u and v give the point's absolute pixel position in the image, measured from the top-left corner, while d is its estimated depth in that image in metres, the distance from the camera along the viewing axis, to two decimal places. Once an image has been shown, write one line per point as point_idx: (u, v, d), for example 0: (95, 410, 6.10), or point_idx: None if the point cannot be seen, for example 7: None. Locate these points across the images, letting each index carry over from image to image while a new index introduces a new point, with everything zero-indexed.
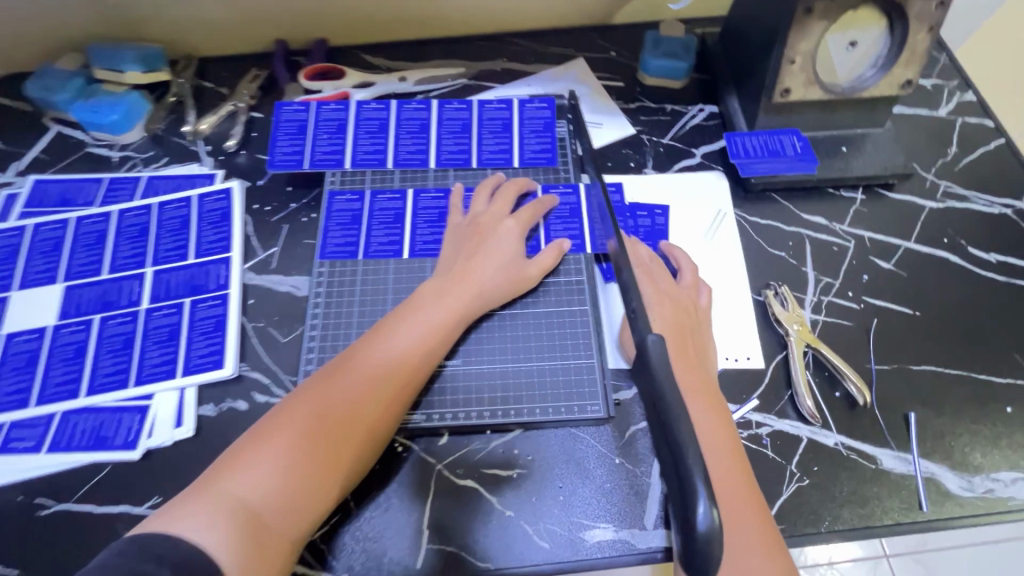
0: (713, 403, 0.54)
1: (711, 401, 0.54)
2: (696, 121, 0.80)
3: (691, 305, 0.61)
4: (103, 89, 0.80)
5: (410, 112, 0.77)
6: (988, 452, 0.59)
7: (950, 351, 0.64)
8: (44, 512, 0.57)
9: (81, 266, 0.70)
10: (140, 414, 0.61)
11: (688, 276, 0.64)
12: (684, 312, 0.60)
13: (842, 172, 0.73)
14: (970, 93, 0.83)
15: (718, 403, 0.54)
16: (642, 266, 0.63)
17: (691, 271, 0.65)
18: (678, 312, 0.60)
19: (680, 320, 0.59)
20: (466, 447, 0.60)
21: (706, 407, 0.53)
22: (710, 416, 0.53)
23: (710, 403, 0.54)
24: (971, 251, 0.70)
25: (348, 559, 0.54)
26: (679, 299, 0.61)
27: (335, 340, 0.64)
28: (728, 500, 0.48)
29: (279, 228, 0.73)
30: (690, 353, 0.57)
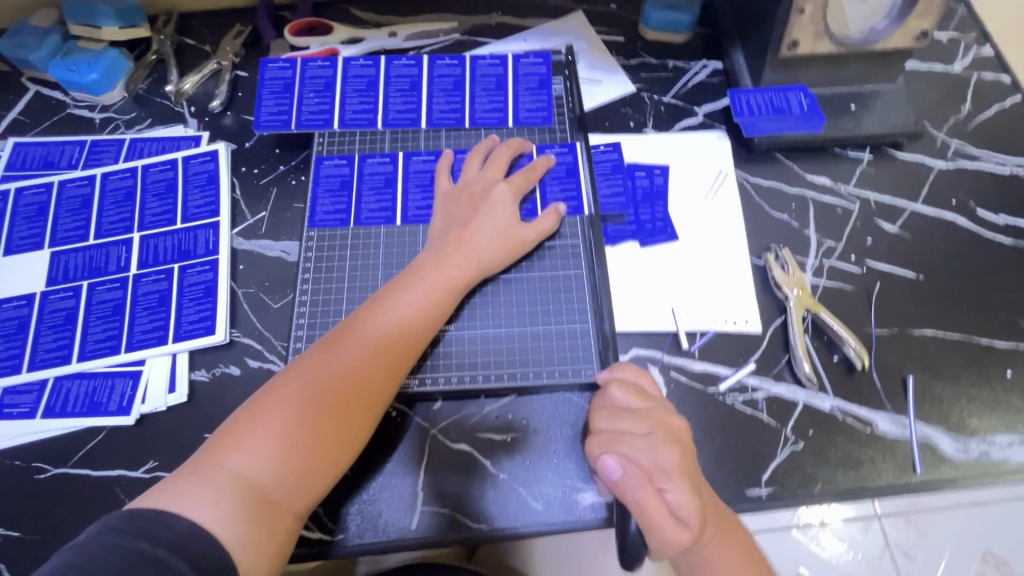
0: (683, 506, 0.47)
1: (681, 505, 0.47)
2: (699, 78, 0.77)
3: (634, 434, 0.51)
4: (80, 46, 0.77)
5: (400, 69, 0.74)
6: (985, 417, 0.58)
7: (952, 316, 0.63)
8: (41, 475, 0.57)
9: (66, 231, 0.68)
10: (133, 380, 0.61)
11: (636, 399, 0.53)
12: (673, 440, 0.51)
13: (850, 130, 0.70)
14: (988, 46, 0.79)
15: (693, 510, 0.47)
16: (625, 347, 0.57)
17: (621, 390, 0.53)
18: (654, 453, 0.49)
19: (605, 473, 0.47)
20: (459, 412, 0.59)
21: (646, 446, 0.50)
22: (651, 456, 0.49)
23: (679, 496, 0.48)
24: (979, 213, 0.68)
25: (346, 521, 0.55)
26: (664, 445, 0.50)
27: (325, 306, 0.63)
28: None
29: (268, 192, 0.71)
30: (670, 476, 0.48)
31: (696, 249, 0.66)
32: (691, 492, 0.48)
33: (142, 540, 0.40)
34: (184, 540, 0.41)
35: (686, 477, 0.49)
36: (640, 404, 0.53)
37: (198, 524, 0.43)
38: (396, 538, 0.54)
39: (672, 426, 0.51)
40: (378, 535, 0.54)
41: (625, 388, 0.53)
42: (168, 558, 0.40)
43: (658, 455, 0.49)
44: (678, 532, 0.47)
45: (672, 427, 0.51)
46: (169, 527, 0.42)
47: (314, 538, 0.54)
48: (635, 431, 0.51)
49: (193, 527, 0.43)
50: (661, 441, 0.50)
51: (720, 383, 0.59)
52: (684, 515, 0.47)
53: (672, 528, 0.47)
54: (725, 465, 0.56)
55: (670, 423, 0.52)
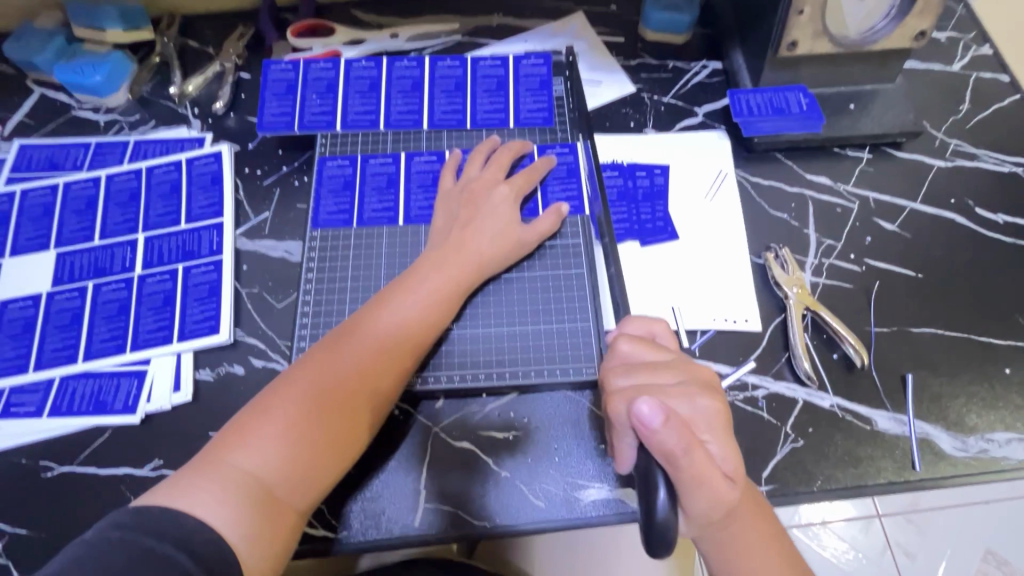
0: (726, 459, 0.47)
1: (725, 458, 0.47)
2: (699, 78, 0.77)
3: (665, 384, 0.49)
4: (84, 49, 0.77)
5: (401, 70, 0.75)
6: (984, 414, 0.59)
7: (951, 314, 0.63)
8: (48, 474, 0.58)
9: (72, 232, 0.69)
10: (138, 379, 0.61)
11: (654, 352, 0.52)
12: (706, 387, 0.50)
13: (850, 130, 0.71)
14: (987, 46, 0.79)
15: (734, 459, 0.48)
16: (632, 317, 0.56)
17: (634, 344, 0.52)
18: (690, 403, 0.48)
19: (655, 426, 0.43)
20: (460, 411, 0.60)
21: (688, 396, 0.49)
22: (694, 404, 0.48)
23: (721, 449, 0.47)
24: (978, 212, 0.69)
25: (348, 518, 0.55)
26: (696, 394, 0.49)
27: (328, 305, 0.63)
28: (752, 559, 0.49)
29: (271, 192, 0.72)
30: (710, 429, 0.48)
31: (696, 249, 0.66)
32: (731, 443, 0.48)
33: (147, 535, 0.40)
34: (188, 535, 0.42)
35: (721, 426, 0.48)
36: (659, 355, 0.52)
37: (204, 519, 0.43)
38: (398, 535, 0.55)
39: (699, 375, 0.51)
40: (381, 532, 0.55)
41: (637, 341, 0.53)
42: (174, 553, 0.40)
43: (695, 405, 0.48)
44: (721, 482, 0.45)
45: (699, 376, 0.51)
46: (175, 523, 0.42)
47: (317, 535, 0.54)
48: (664, 382, 0.50)
49: (198, 523, 0.43)
50: (693, 389, 0.49)
51: (721, 381, 0.60)
52: (728, 468, 0.47)
53: (723, 484, 0.45)
54: None
55: (697, 371, 0.51)
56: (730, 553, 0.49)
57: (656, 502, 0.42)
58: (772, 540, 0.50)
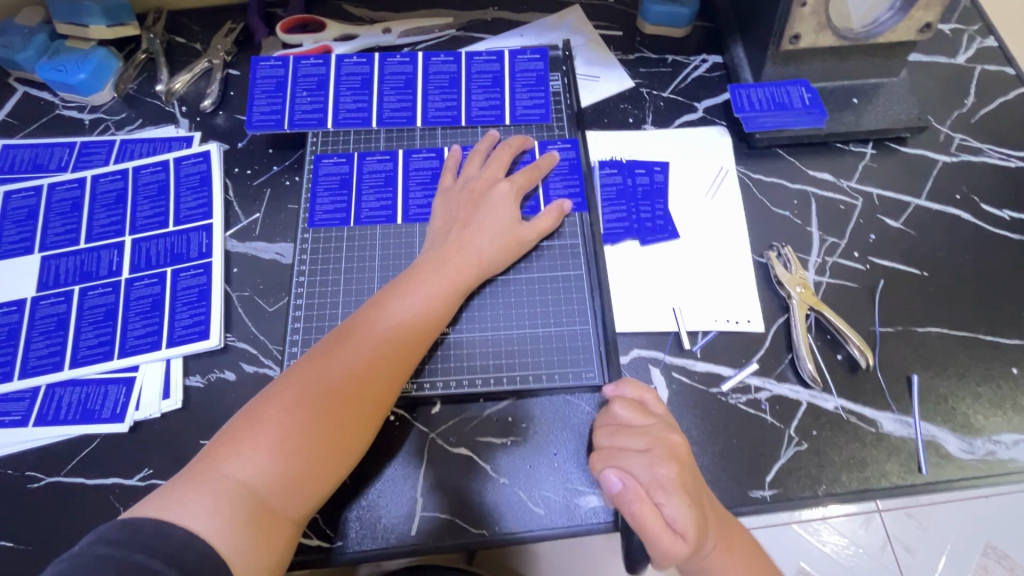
0: (678, 520, 0.47)
1: (677, 520, 0.47)
2: (699, 73, 0.76)
3: (631, 450, 0.50)
4: (68, 46, 0.75)
5: (394, 66, 0.73)
6: (991, 415, 0.57)
7: (957, 313, 0.62)
8: (35, 485, 0.57)
9: (57, 235, 0.67)
10: (126, 387, 0.60)
11: (637, 414, 0.53)
12: (672, 457, 0.50)
13: (853, 125, 0.69)
14: (991, 38, 0.78)
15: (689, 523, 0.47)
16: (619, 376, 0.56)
17: (625, 407, 0.53)
18: (650, 470, 0.49)
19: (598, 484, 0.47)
20: (458, 415, 0.59)
21: (644, 461, 0.49)
22: (651, 471, 0.49)
23: (677, 512, 0.47)
24: (983, 208, 0.67)
25: (345, 527, 0.54)
26: (660, 462, 0.49)
27: (322, 309, 0.62)
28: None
29: (261, 193, 0.70)
30: (668, 493, 0.48)
31: (697, 248, 0.65)
32: (690, 505, 0.47)
33: (138, 551, 0.39)
34: (180, 549, 0.40)
35: (683, 492, 0.48)
36: (639, 419, 0.52)
37: (196, 532, 0.42)
38: (395, 544, 0.54)
39: (671, 441, 0.51)
40: (377, 541, 0.54)
41: (627, 405, 0.53)
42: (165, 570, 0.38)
43: (655, 469, 0.49)
44: (673, 546, 0.46)
45: (672, 446, 0.50)
46: (166, 536, 0.41)
47: (312, 545, 0.53)
48: (634, 446, 0.51)
49: (191, 536, 0.42)
50: (658, 458, 0.49)
51: (723, 384, 0.59)
52: (680, 529, 0.47)
53: (671, 545, 0.46)
54: (728, 468, 0.55)
55: (668, 440, 0.51)
56: None
57: None
58: (749, 572, 0.50)
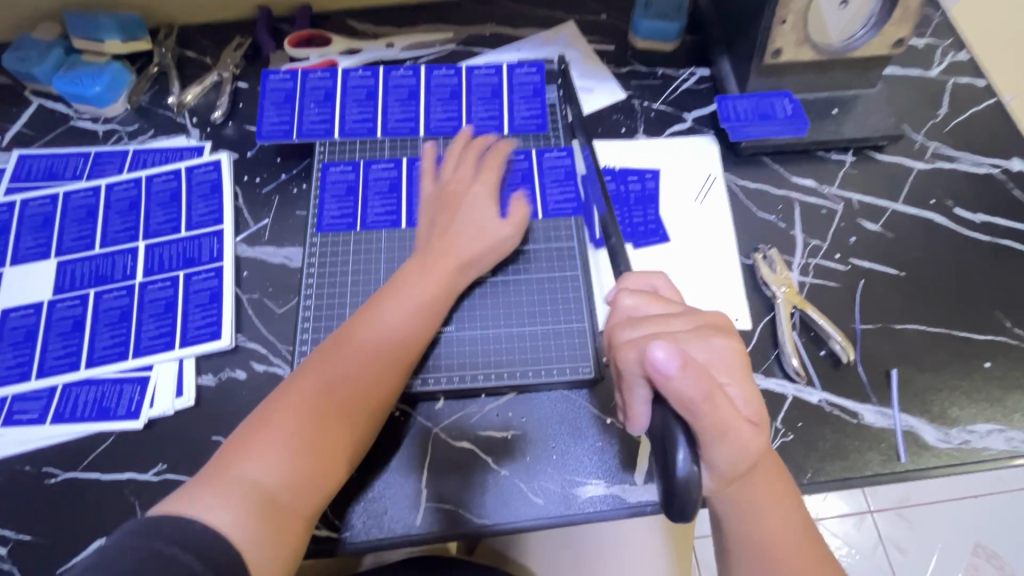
0: (746, 402, 0.47)
1: (746, 402, 0.47)
2: (688, 85, 0.80)
3: (677, 330, 0.48)
4: (83, 60, 0.78)
5: (398, 79, 0.76)
6: (966, 406, 0.61)
7: (933, 311, 0.65)
8: (52, 480, 0.59)
9: (73, 241, 0.70)
10: (140, 385, 0.62)
11: (662, 301, 0.51)
12: (721, 329, 0.49)
13: (833, 134, 0.73)
14: (963, 52, 0.82)
15: (754, 401, 0.47)
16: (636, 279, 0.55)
17: (635, 299, 0.51)
18: (706, 344, 0.47)
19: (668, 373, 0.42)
20: (461, 411, 0.61)
21: (706, 341, 0.47)
22: (714, 347, 0.47)
23: (741, 393, 0.47)
24: (957, 212, 0.71)
25: (352, 518, 0.56)
26: (709, 335, 0.48)
27: (330, 310, 0.64)
28: (766, 518, 0.48)
29: (270, 200, 0.73)
30: (729, 370, 0.47)
31: (687, 250, 0.68)
32: (749, 388, 0.47)
33: (159, 539, 0.41)
34: (196, 538, 0.43)
35: (741, 370, 0.48)
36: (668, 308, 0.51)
37: (211, 527, 0.44)
38: (401, 535, 0.56)
39: (708, 316, 0.50)
40: (383, 531, 0.56)
41: (639, 295, 0.51)
42: (183, 554, 0.41)
43: (711, 345, 0.47)
44: (748, 431, 0.45)
45: (711, 319, 0.49)
46: (183, 528, 0.43)
47: (321, 536, 0.56)
48: (676, 327, 0.48)
49: (205, 527, 0.44)
50: (708, 331, 0.48)
51: None
52: (750, 409, 0.47)
53: (747, 431, 0.45)
54: None
55: (708, 316, 0.50)
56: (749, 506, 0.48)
57: (677, 461, 0.41)
58: (790, 500, 0.50)
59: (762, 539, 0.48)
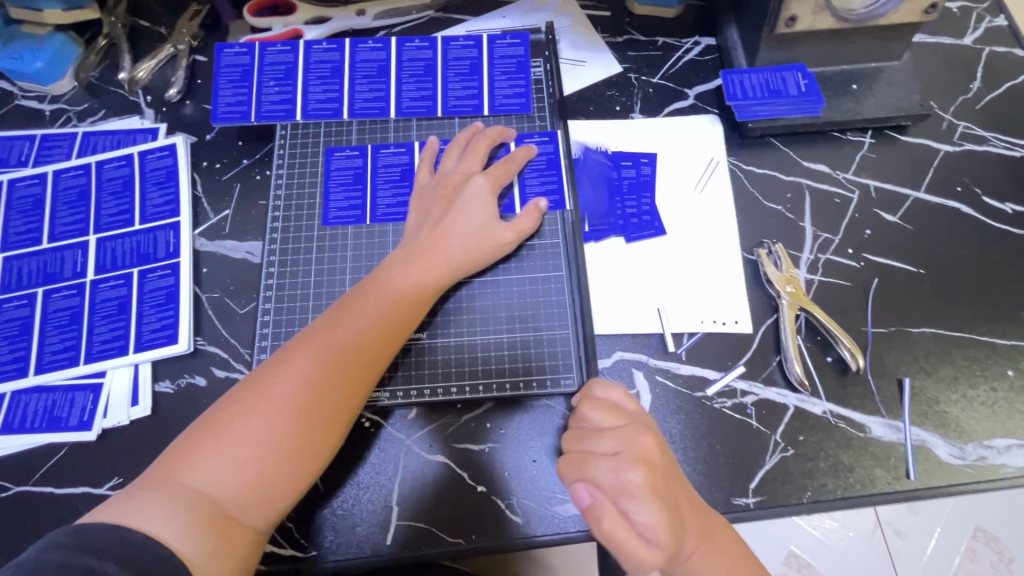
0: (650, 531, 0.43)
1: (649, 528, 0.43)
2: (690, 57, 0.72)
3: (600, 454, 0.46)
4: (23, 31, 0.71)
5: (366, 53, 0.69)
6: (984, 419, 0.56)
7: (953, 313, 0.60)
8: (3, 494, 0.55)
9: (18, 234, 0.64)
10: (93, 393, 0.58)
11: (610, 416, 0.49)
12: (643, 458, 0.46)
13: (851, 113, 0.66)
14: (1002, 17, 0.73)
15: (661, 527, 0.43)
16: (587, 387, 0.52)
17: (596, 411, 0.49)
18: (618, 473, 0.45)
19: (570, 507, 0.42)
20: (434, 422, 0.57)
21: (615, 468, 0.45)
22: (621, 478, 0.44)
23: (646, 518, 0.43)
24: (985, 201, 0.64)
25: (319, 535, 0.53)
26: (627, 464, 0.45)
27: (291, 313, 0.59)
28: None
29: (231, 188, 0.67)
30: (636, 496, 0.44)
31: (683, 245, 0.62)
32: (661, 514, 0.43)
33: (90, 556, 0.37)
34: (137, 556, 0.39)
35: (654, 499, 0.43)
36: (611, 420, 0.49)
37: (154, 534, 0.41)
38: (370, 554, 0.53)
39: (643, 443, 0.47)
40: (352, 550, 0.53)
41: (597, 405, 0.50)
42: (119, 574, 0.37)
43: (622, 474, 0.44)
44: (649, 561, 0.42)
45: (642, 445, 0.46)
46: (124, 543, 0.40)
47: (287, 555, 0.52)
48: (602, 449, 0.47)
49: (150, 541, 0.40)
50: (626, 460, 0.45)
51: (707, 388, 0.57)
52: (653, 539, 0.43)
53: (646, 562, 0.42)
54: (714, 475, 0.54)
55: (641, 441, 0.47)
56: None
57: None
58: None
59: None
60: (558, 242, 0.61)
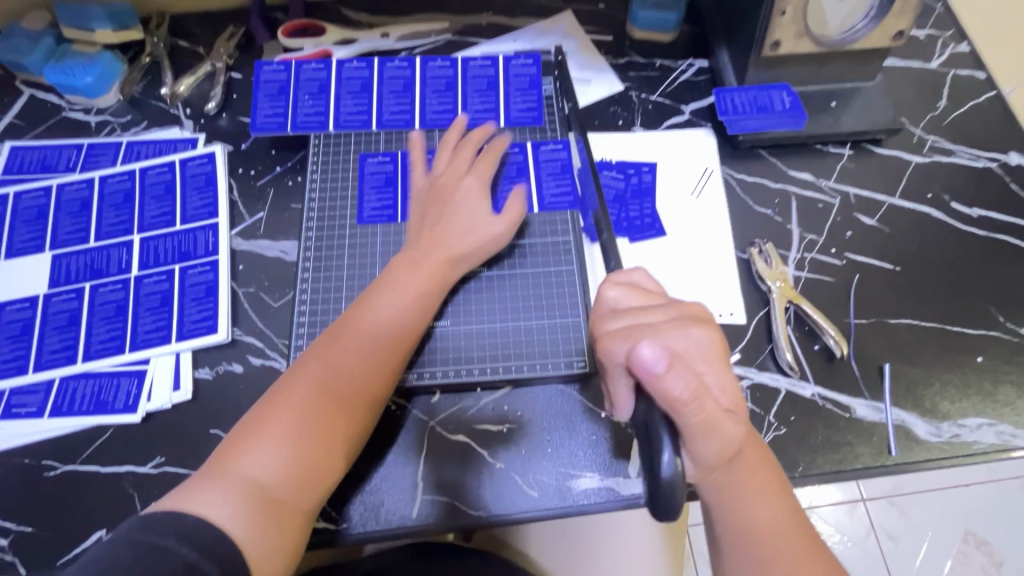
0: (723, 392, 0.46)
1: (724, 390, 0.46)
2: (686, 77, 0.79)
3: (656, 322, 0.48)
4: (73, 49, 0.77)
5: (393, 70, 0.76)
6: (957, 400, 0.61)
7: (927, 306, 0.66)
8: (52, 472, 0.59)
9: (67, 234, 0.69)
10: (137, 379, 0.62)
11: (640, 295, 0.51)
12: (698, 320, 0.48)
13: (832, 127, 0.73)
14: (964, 44, 0.81)
15: (731, 390, 0.47)
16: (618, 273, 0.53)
17: (620, 290, 0.51)
18: (683, 335, 0.47)
19: (658, 370, 0.42)
20: (457, 403, 0.62)
21: (689, 330, 0.47)
22: (699, 340, 0.47)
23: (718, 381, 0.46)
24: (953, 207, 0.71)
25: (351, 510, 0.57)
26: (687, 326, 0.47)
27: (325, 304, 0.64)
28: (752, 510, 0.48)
29: (265, 193, 0.72)
30: (705, 360, 0.47)
31: (683, 245, 0.68)
32: (728, 375, 0.47)
33: None
34: None
35: (718, 357, 0.47)
36: (647, 299, 0.51)
37: (213, 523, 0.45)
38: (397, 526, 0.57)
39: (690, 308, 0.49)
40: (381, 524, 0.57)
41: (625, 287, 0.51)
42: None
43: (688, 334, 0.47)
44: (729, 419, 0.45)
45: (690, 310, 0.49)
46: None
47: (320, 527, 0.56)
48: (654, 320, 0.48)
49: None
50: (686, 322, 0.48)
51: None
52: (728, 401, 0.46)
53: (727, 421, 0.45)
54: None
55: (687, 307, 0.49)
56: (732, 501, 0.48)
57: (662, 462, 0.41)
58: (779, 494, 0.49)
59: (749, 529, 0.48)
60: (571, 239, 0.67)
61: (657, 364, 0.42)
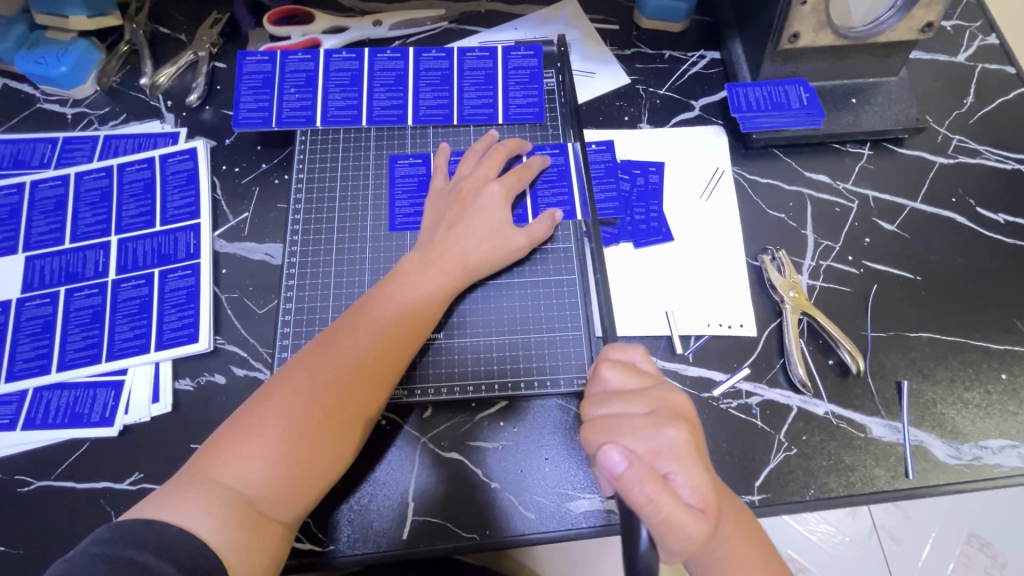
0: (693, 491, 0.42)
1: (692, 490, 0.42)
2: (696, 70, 0.74)
3: (633, 415, 0.45)
4: (47, 37, 0.73)
5: (384, 62, 0.71)
6: (979, 420, 0.58)
7: (948, 318, 0.62)
8: (25, 488, 0.56)
9: (41, 234, 0.66)
10: (114, 390, 0.59)
11: (629, 378, 0.48)
12: (677, 416, 0.45)
13: (851, 126, 0.68)
14: (993, 36, 0.77)
15: (704, 490, 0.42)
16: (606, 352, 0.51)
17: (613, 372, 0.49)
18: (657, 432, 0.44)
19: (619, 471, 0.40)
20: (450, 420, 0.58)
21: (660, 426, 0.44)
22: (669, 438, 0.44)
23: (689, 481, 0.42)
24: (978, 212, 0.67)
25: (338, 530, 0.54)
26: (663, 423, 0.44)
27: (311, 313, 0.61)
28: None
29: (250, 192, 0.69)
30: (677, 458, 0.43)
31: (690, 251, 0.65)
32: (703, 473, 0.43)
33: (128, 546, 0.39)
34: (172, 544, 0.41)
35: (693, 456, 0.43)
36: (636, 383, 0.48)
37: (190, 529, 0.42)
38: (387, 548, 0.54)
39: (673, 402, 0.47)
40: (370, 545, 0.54)
41: (618, 368, 0.49)
42: (156, 562, 0.39)
43: (662, 432, 0.44)
44: (697, 523, 0.40)
45: (672, 404, 0.46)
46: (159, 532, 0.41)
47: (305, 549, 0.53)
48: (634, 412, 0.46)
49: (182, 531, 0.42)
50: (662, 419, 0.45)
51: (714, 389, 0.59)
52: (697, 500, 0.42)
53: (695, 525, 0.40)
54: (718, 473, 0.56)
55: (671, 400, 0.47)
56: None
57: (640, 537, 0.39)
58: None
59: None
60: (571, 247, 0.64)
61: (618, 466, 0.40)
